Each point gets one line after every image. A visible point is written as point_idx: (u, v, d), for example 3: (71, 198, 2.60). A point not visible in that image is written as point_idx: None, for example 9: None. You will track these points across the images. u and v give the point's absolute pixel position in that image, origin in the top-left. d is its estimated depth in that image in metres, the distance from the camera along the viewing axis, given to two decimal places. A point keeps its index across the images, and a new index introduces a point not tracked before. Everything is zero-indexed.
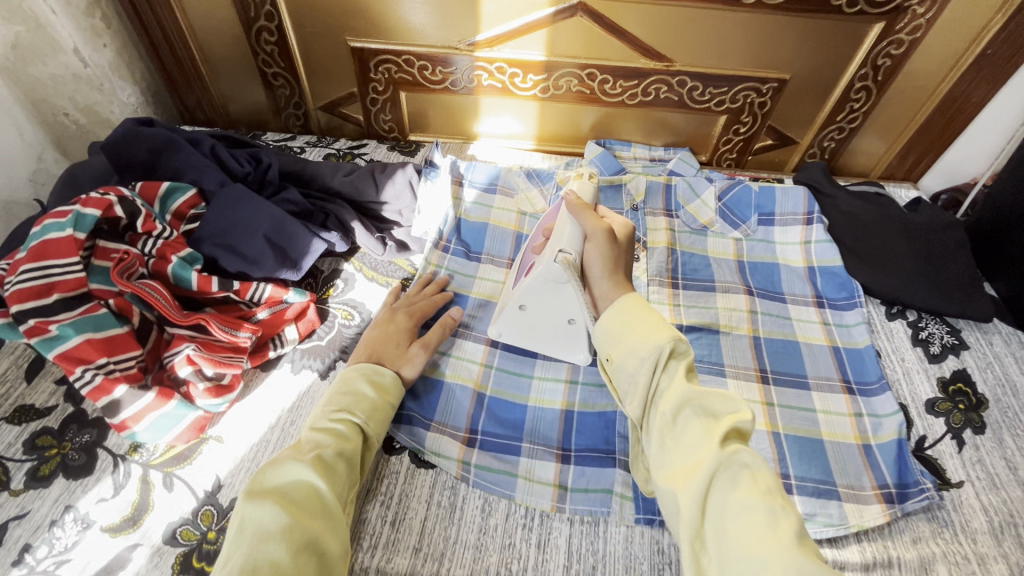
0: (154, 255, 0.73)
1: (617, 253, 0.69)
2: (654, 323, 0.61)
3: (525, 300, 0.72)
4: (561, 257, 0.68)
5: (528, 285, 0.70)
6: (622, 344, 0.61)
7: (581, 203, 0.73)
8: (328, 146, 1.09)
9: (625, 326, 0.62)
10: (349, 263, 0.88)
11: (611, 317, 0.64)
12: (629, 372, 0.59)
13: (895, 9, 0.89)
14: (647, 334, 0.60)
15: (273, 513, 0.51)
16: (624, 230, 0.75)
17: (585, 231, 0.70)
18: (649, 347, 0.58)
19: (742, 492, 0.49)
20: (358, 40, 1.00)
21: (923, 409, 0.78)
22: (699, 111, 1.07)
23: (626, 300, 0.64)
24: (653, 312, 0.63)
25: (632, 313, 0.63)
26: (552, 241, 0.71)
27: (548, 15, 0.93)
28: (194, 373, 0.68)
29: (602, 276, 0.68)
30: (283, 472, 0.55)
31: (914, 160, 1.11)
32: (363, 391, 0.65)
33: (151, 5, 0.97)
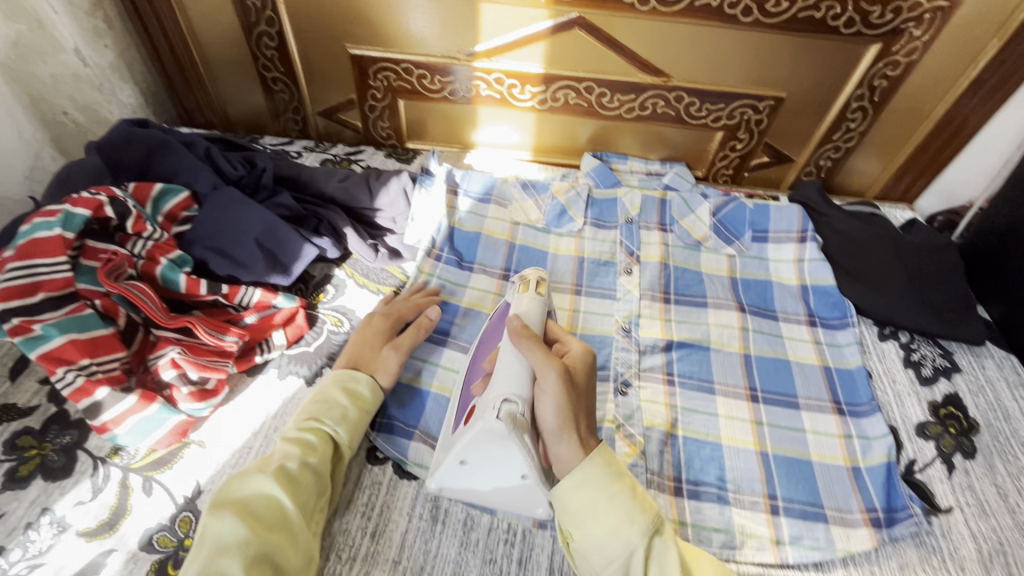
0: (144, 257, 0.72)
1: (574, 399, 0.59)
2: (628, 499, 0.56)
3: (466, 454, 0.57)
4: (506, 409, 0.56)
5: (466, 438, 0.56)
6: (589, 521, 0.55)
7: (525, 331, 0.64)
8: (325, 151, 1.10)
9: (595, 502, 0.56)
10: (340, 269, 0.88)
11: (570, 495, 0.56)
12: (598, 565, 0.54)
13: (892, 31, 0.90)
14: (618, 529, 0.55)
15: (231, 526, 0.51)
16: (583, 362, 0.63)
17: (535, 367, 0.60)
18: (626, 540, 0.54)
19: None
20: (358, 47, 1.00)
21: (914, 432, 0.77)
22: (696, 127, 1.07)
23: (590, 462, 0.57)
24: (620, 480, 0.57)
25: (594, 493, 0.56)
26: (496, 380, 0.61)
27: (547, 28, 0.94)
28: (179, 377, 0.67)
29: (557, 433, 0.58)
30: (247, 484, 0.56)
31: (910, 181, 1.11)
32: (336, 399, 0.65)
33: (152, 7, 0.97)
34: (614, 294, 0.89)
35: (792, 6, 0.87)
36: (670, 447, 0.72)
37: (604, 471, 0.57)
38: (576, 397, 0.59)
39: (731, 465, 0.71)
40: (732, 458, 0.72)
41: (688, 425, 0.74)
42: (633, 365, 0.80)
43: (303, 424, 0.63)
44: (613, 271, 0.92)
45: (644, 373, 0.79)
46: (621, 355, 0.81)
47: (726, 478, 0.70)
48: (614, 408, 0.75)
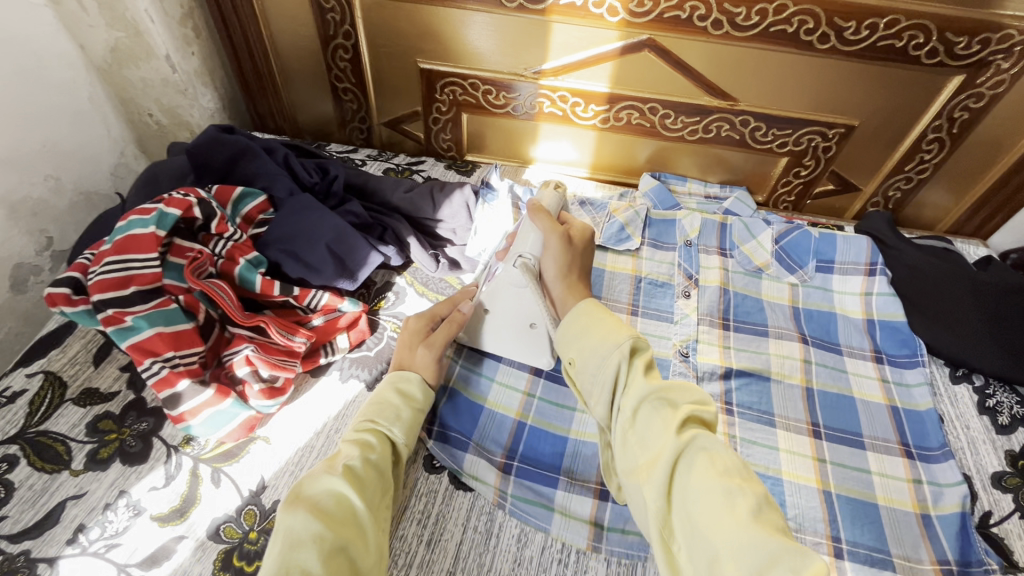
0: (223, 256, 0.76)
1: (571, 254, 0.74)
2: (612, 325, 0.63)
3: (492, 301, 0.75)
4: (520, 261, 0.72)
5: (492, 290, 0.74)
6: (584, 343, 0.62)
7: (540, 206, 0.76)
8: (388, 161, 1.13)
9: (585, 328, 0.63)
10: (401, 277, 0.90)
11: (569, 323, 0.65)
12: (593, 369, 0.60)
13: (978, 62, 0.87)
14: (604, 337, 0.61)
15: (305, 520, 0.52)
16: (583, 233, 0.77)
17: (542, 232, 0.73)
18: (609, 346, 0.60)
19: (701, 478, 0.50)
20: (428, 61, 1.03)
21: (989, 483, 0.73)
22: (759, 151, 1.06)
23: (585, 304, 0.66)
24: (611, 315, 0.65)
25: (584, 317, 0.64)
26: (514, 246, 0.75)
27: (616, 49, 0.94)
28: (251, 373, 0.70)
29: (556, 278, 0.72)
30: (316, 482, 0.56)
31: (985, 217, 1.06)
32: (390, 398, 0.66)
33: (239, 18, 1.02)
34: (672, 317, 0.88)
35: (872, 34, 0.85)
36: None
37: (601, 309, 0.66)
38: (575, 259, 0.74)
39: (792, 501, 0.69)
40: (792, 494, 0.70)
41: (747, 456, 0.73)
42: None
43: (361, 425, 0.64)
44: (670, 294, 0.91)
45: None
46: (677, 380, 0.80)
47: (787, 514, 0.68)
48: None
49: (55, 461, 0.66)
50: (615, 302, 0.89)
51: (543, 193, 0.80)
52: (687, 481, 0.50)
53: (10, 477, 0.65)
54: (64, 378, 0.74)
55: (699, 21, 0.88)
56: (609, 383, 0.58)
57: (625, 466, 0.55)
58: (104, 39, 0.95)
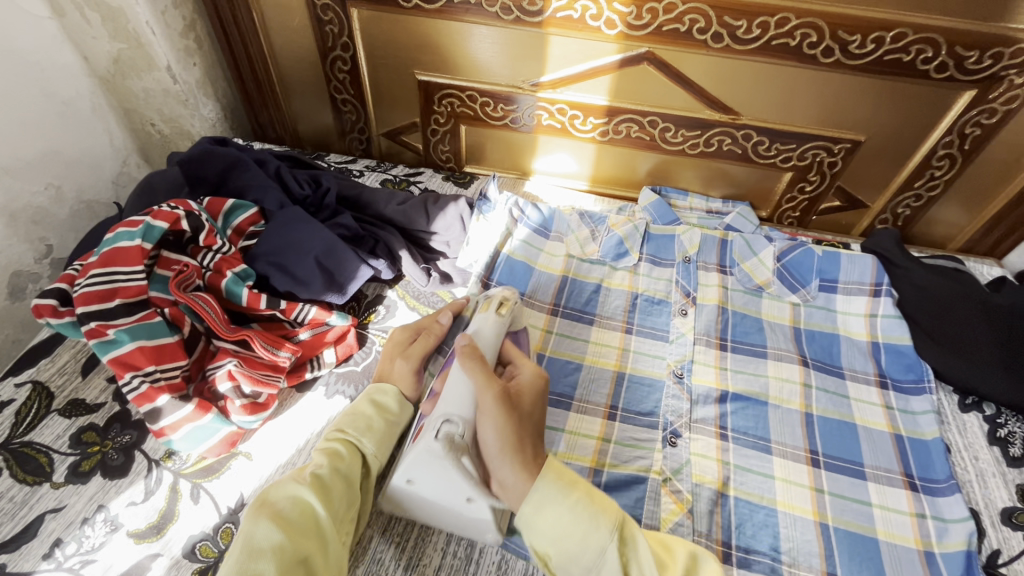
0: (211, 269, 0.75)
1: (516, 420, 0.59)
2: (590, 504, 0.55)
3: (413, 473, 0.58)
4: (443, 431, 0.57)
5: (409, 457, 0.57)
6: (563, 546, 0.53)
7: (472, 350, 0.64)
8: (386, 172, 1.12)
9: (559, 532, 0.54)
10: (392, 291, 0.89)
11: (533, 518, 0.55)
12: (586, 562, 0.53)
13: (990, 77, 0.83)
14: (584, 527, 0.54)
15: (267, 529, 0.51)
16: (532, 388, 0.63)
17: (476, 390, 0.61)
18: (602, 536, 0.53)
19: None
20: (425, 73, 1.03)
21: (999, 519, 0.70)
22: (763, 166, 1.03)
23: (543, 477, 0.56)
24: (578, 483, 0.57)
25: (555, 504, 0.55)
26: (442, 400, 0.62)
27: (615, 62, 0.93)
28: (233, 389, 0.69)
29: (501, 455, 0.57)
30: (281, 488, 0.56)
31: (999, 235, 1.03)
32: (362, 409, 0.65)
33: (239, 29, 1.03)
34: (667, 336, 0.86)
35: (878, 48, 0.83)
36: (720, 507, 0.68)
37: (568, 474, 0.58)
38: (525, 422, 0.59)
39: (787, 534, 0.66)
40: (788, 527, 0.66)
41: (740, 485, 0.70)
42: (684, 415, 0.76)
43: (334, 435, 0.63)
44: (667, 311, 0.89)
45: (696, 425, 0.75)
46: (670, 403, 0.78)
47: (781, 548, 0.65)
48: (661, 459, 0.72)
49: (37, 472, 0.66)
50: (609, 319, 0.87)
51: (480, 317, 0.72)
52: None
53: None
54: (51, 388, 0.74)
55: (699, 34, 0.86)
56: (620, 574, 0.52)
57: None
58: (107, 50, 0.96)
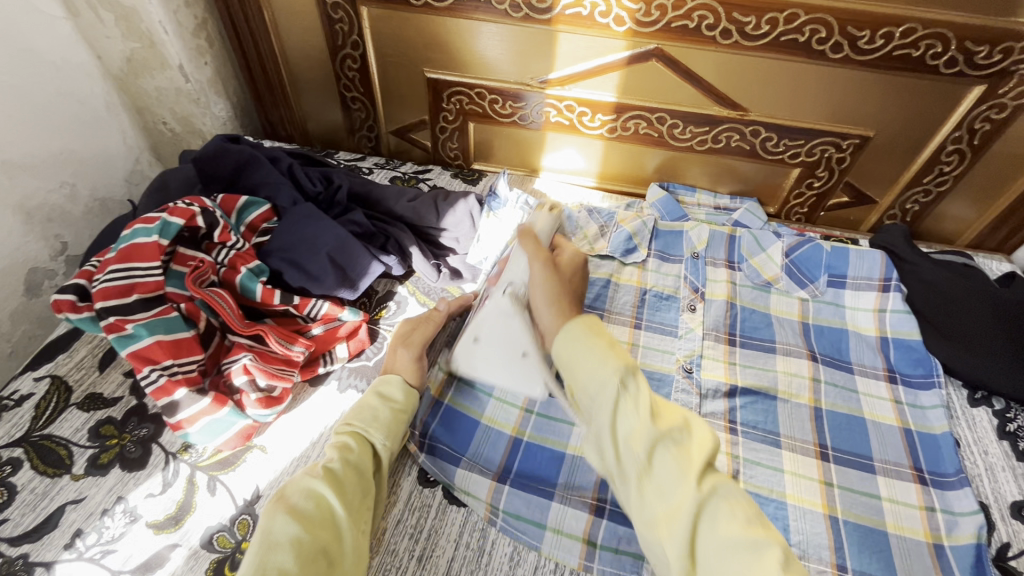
0: (226, 265, 0.76)
1: (561, 284, 0.69)
2: (607, 351, 0.58)
3: (479, 330, 0.72)
4: (508, 290, 0.71)
5: (480, 319, 0.72)
6: (580, 373, 0.58)
7: (530, 233, 0.75)
8: (395, 169, 1.13)
9: (576, 356, 0.59)
10: (403, 286, 0.90)
11: (562, 350, 0.60)
12: (594, 393, 0.56)
13: (1000, 72, 0.83)
14: (599, 363, 0.57)
15: (285, 523, 0.52)
16: (574, 260, 0.75)
17: (530, 259, 0.72)
18: (610, 372, 0.56)
19: (732, 534, 0.47)
20: (435, 71, 1.04)
21: (1008, 513, 0.70)
22: (771, 162, 1.03)
23: (571, 328, 0.61)
24: (603, 338, 0.60)
25: (576, 349, 0.59)
26: (505, 274, 0.75)
27: (624, 58, 0.93)
28: (248, 383, 0.70)
29: (546, 305, 0.67)
30: (295, 483, 0.57)
31: (1008, 231, 1.03)
32: (369, 401, 0.66)
33: (250, 27, 1.04)
34: (676, 332, 0.86)
35: (887, 44, 0.83)
36: None
37: (595, 325, 0.62)
38: (571, 285, 0.70)
39: (796, 526, 0.66)
40: (797, 520, 0.67)
41: (750, 478, 0.70)
42: (693, 409, 0.77)
43: (344, 429, 0.64)
44: (676, 307, 0.89)
45: (705, 419, 0.76)
46: (679, 397, 0.78)
47: (791, 540, 0.65)
48: None
49: (57, 465, 0.67)
50: (618, 314, 0.88)
51: (535, 215, 0.81)
52: (714, 524, 0.49)
53: (13, 480, 0.66)
54: (69, 382, 0.76)
55: (708, 30, 0.86)
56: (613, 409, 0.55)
57: (628, 477, 0.53)
58: (120, 49, 0.97)
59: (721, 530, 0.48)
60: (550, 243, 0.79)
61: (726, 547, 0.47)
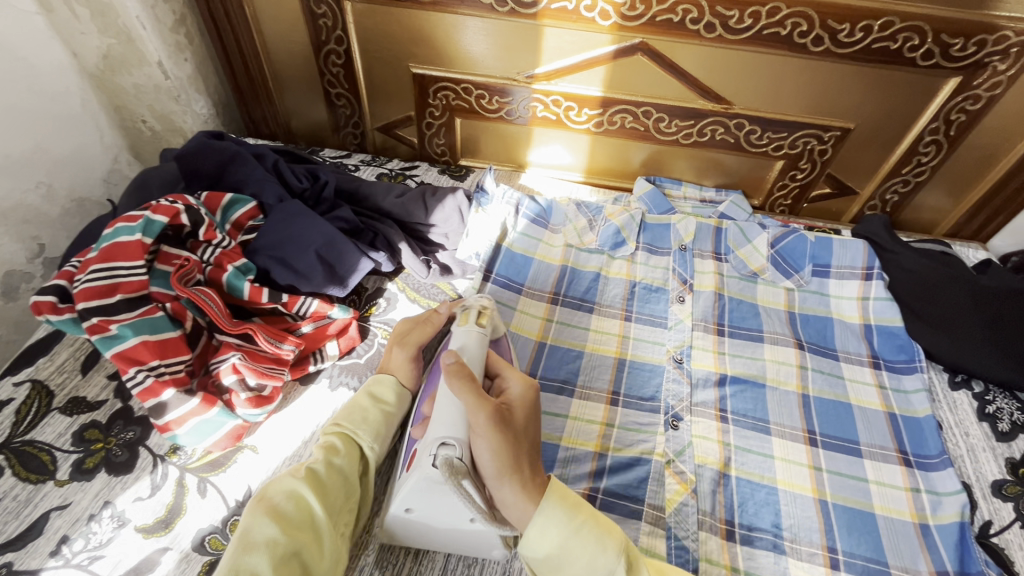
0: (211, 263, 0.75)
1: (512, 439, 0.55)
2: (597, 530, 0.53)
3: (410, 502, 0.55)
4: (441, 457, 0.53)
5: (408, 485, 0.54)
6: (568, 567, 0.52)
7: (456, 363, 0.58)
8: (382, 166, 1.13)
9: (563, 547, 0.52)
10: (392, 283, 0.89)
11: (537, 540, 0.53)
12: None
13: (975, 64, 0.86)
14: (596, 557, 0.52)
15: (263, 523, 0.52)
16: (524, 399, 0.60)
17: (466, 410, 0.55)
18: (608, 564, 0.52)
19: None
20: (420, 66, 1.03)
21: (989, 491, 0.72)
22: (755, 155, 1.05)
23: (551, 506, 0.53)
24: (581, 514, 0.54)
25: (561, 535, 0.52)
26: (432, 422, 0.57)
27: (609, 52, 0.94)
28: (238, 382, 0.69)
29: (499, 479, 0.54)
30: (277, 483, 0.56)
31: (983, 220, 1.06)
32: (360, 402, 0.65)
33: (231, 23, 1.02)
34: (666, 323, 0.87)
35: (866, 36, 0.84)
36: (722, 487, 0.69)
37: (566, 489, 0.56)
38: (529, 449, 0.56)
39: (788, 511, 0.67)
40: (788, 504, 0.68)
41: (741, 465, 0.71)
42: (685, 399, 0.77)
43: (334, 429, 0.63)
44: (665, 299, 0.90)
45: (696, 408, 0.77)
46: (671, 387, 0.79)
47: (782, 525, 0.66)
48: (664, 442, 0.73)
49: (40, 471, 0.66)
50: (608, 307, 0.88)
51: (461, 332, 0.66)
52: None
53: None
54: (51, 386, 0.74)
55: (692, 24, 0.87)
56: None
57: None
58: (96, 46, 0.94)
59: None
60: (485, 370, 0.64)
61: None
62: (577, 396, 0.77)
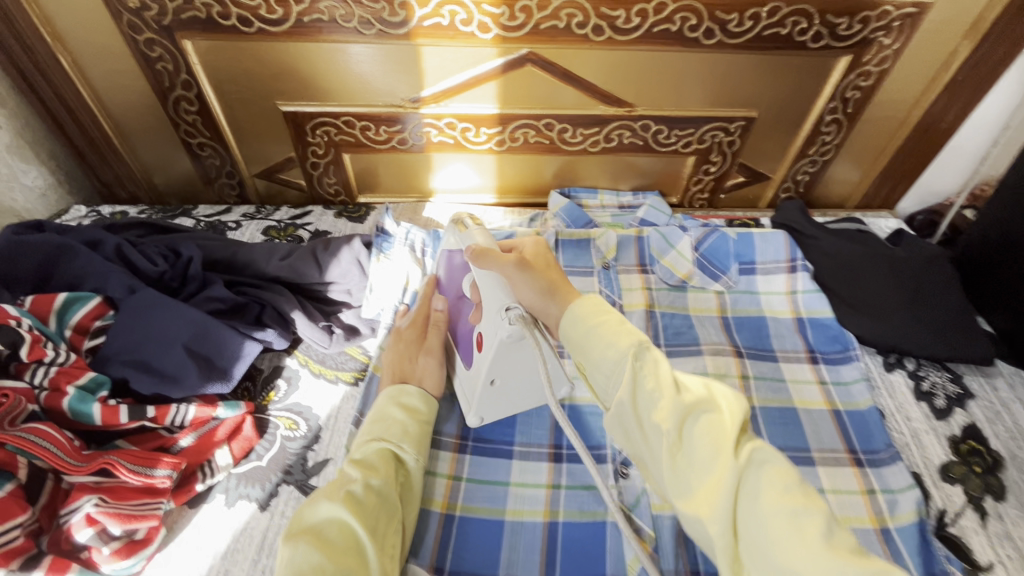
0: (46, 388, 0.60)
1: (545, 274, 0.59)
2: (611, 327, 0.49)
3: (493, 374, 0.62)
4: (515, 316, 0.55)
5: (490, 362, 0.60)
6: (589, 352, 0.50)
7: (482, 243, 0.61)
8: (267, 218, 1.00)
9: (586, 334, 0.50)
10: (292, 358, 0.78)
11: (567, 329, 0.53)
12: (605, 380, 0.48)
13: (862, 41, 0.85)
14: (607, 345, 0.48)
15: (305, 553, 0.46)
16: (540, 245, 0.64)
17: (503, 275, 0.58)
18: (619, 355, 0.47)
19: (769, 503, 0.39)
20: (289, 103, 0.90)
21: (939, 477, 0.71)
22: (666, 154, 1.00)
23: (578, 308, 0.53)
24: (607, 314, 0.51)
25: (584, 324, 0.51)
26: (484, 305, 0.60)
27: (497, 67, 0.86)
28: (97, 536, 0.55)
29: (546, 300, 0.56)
30: (316, 510, 0.51)
31: (890, 188, 1.07)
32: (392, 415, 0.61)
33: (48, 77, 0.85)
34: None
35: (756, 25, 0.81)
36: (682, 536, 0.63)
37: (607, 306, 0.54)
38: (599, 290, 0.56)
39: None
40: None
41: None
42: None
43: (364, 444, 0.58)
44: None
45: None
46: None
47: None
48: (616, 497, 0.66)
49: None
50: None
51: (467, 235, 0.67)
52: (755, 520, 0.39)
53: None
54: None
55: (579, 28, 0.81)
56: (633, 387, 0.46)
57: (660, 461, 0.45)
58: None
59: (760, 537, 0.39)
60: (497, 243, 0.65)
61: (771, 547, 0.38)
62: (516, 458, 0.70)
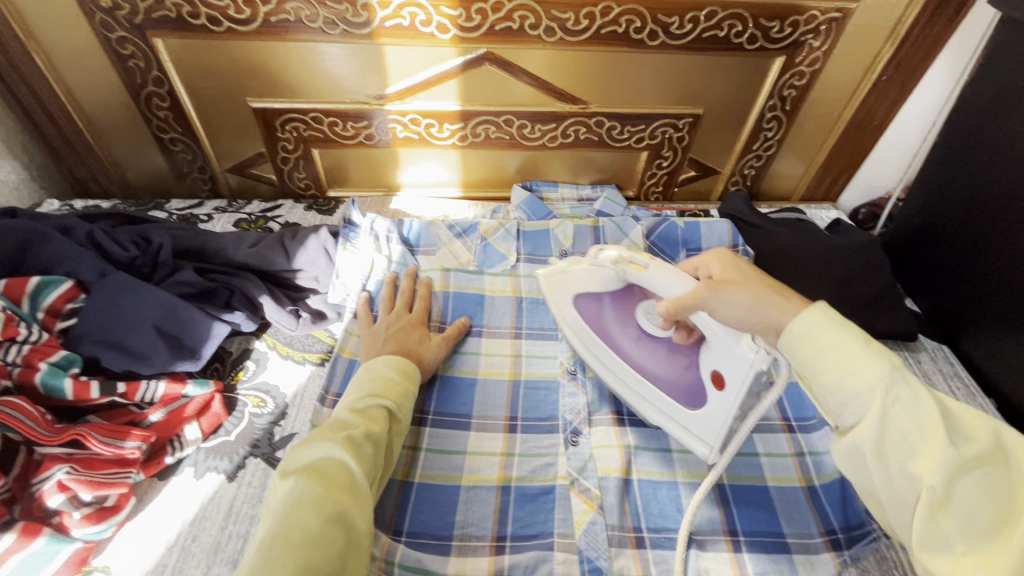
0: (18, 364, 0.63)
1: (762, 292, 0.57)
2: (849, 352, 0.47)
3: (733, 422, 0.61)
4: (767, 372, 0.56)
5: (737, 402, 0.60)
6: (824, 373, 0.48)
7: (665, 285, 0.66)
8: (239, 211, 1.03)
9: (818, 356, 0.49)
10: (260, 341, 0.82)
11: (799, 346, 0.50)
12: (842, 403, 0.47)
13: (793, 44, 0.92)
14: (854, 369, 0.47)
15: (306, 485, 0.49)
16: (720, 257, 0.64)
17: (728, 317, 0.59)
18: (869, 382, 0.46)
19: (1009, 550, 0.41)
20: (259, 100, 0.94)
21: None
22: (621, 149, 1.06)
23: (815, 319, 0.50)
24: (853, 332, 0.48)
25: (824, 338, 0.49)
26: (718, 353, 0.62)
27: (457, 65, 0.91)
28: (68, 501, 0.59)
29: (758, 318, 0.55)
30: (314, 449, 0.53)
31: (832, 180, 1.15)
32: (386, 375, 0.65)
33: (21, 74, 0.88)
34: (556, 334, 0.85)
35: (695, 27, 0.88)
36: (625, 494, 0.68)
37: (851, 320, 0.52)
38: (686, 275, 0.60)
39: (689, 502, 0.68)
40: (688, 495, 0.68)
41: (641, 465, 0.71)
42: (582, 411, 0.75)
43: (364, 397, 0.61)
44: None
45: (594, 418, 0.75)
46: (567, 401, 0.76)
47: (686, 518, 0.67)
48: (565, 462, 0.71)
49: None
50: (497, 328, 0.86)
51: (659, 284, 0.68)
52: (948, 519, 0.43)
53: None
54: None
55: (532, 29, 0.86)
56: (884, 424, 0.45)
57: (910, 506, 0.44)
58: None
59: (959, 526, 0.43)
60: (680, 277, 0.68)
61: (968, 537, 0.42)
62: (473, 429, 0.74)
